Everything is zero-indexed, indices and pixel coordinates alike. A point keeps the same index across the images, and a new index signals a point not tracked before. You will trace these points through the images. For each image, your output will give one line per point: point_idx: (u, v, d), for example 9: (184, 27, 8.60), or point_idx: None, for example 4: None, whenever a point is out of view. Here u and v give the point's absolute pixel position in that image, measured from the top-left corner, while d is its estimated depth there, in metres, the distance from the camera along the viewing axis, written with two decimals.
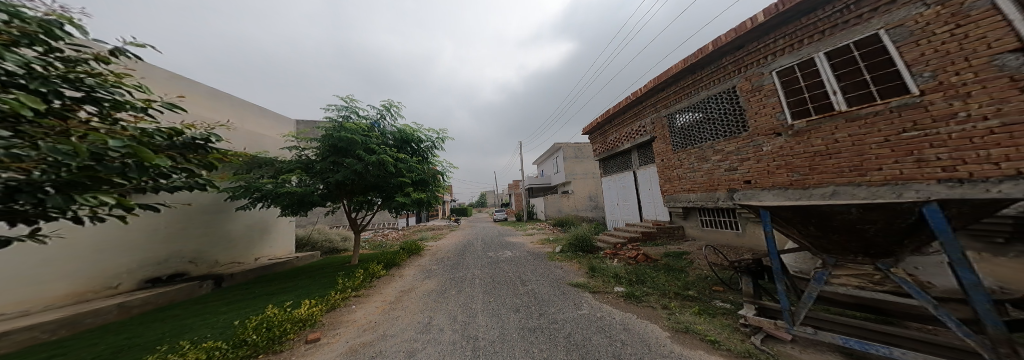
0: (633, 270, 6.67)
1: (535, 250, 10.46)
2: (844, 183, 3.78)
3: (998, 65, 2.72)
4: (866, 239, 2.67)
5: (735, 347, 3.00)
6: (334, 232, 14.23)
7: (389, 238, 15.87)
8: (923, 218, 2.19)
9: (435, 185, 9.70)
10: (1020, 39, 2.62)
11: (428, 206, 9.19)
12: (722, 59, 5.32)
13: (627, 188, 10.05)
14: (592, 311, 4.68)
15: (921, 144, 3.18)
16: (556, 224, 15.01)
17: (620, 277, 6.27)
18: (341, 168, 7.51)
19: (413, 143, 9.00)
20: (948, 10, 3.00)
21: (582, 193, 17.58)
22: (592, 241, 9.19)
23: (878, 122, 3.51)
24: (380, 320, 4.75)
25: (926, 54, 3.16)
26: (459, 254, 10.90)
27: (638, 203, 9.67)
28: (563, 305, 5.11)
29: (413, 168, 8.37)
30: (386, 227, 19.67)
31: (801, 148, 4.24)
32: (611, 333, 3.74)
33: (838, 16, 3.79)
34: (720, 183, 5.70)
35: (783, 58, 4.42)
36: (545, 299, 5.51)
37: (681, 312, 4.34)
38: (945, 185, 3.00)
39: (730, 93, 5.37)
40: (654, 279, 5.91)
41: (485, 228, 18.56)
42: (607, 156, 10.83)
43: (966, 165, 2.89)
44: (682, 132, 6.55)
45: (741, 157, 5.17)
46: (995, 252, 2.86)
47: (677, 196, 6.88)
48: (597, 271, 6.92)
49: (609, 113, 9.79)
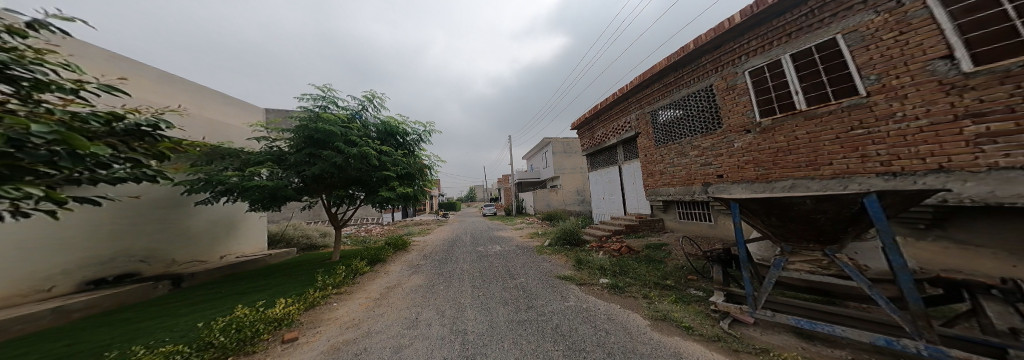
0: (617, 262, 7.09)
1: (523, 244, 10.71)
2: (802, 176, 4.26)
3: (931, 69, 3.10)
4: (817, 228, 3.07)
5: (706, 332, 3.36)
6: (313, 227, 13.69)
7: (374, 233, 15.55)
8: (864, 207, 2.57)
9: (422, 180, 9.57)
10: (948, 48, 3.00)
11: (415, 200, 9.15)
12: (702, 57, 5.65)
13: (613, 183, 10.51)
14: (578, 303, 4.98)
15: (865, 141, 3.63)
16: (545, 218, 15.38)
17: (605, 269, 6.65)
18: (318, 161, 7.30)
19: (398, 137, 8.74)
20: (894, 17, 3.36)
21: (569, 187, 18.00)
22: (579, 234, 9.59)
23: (832, 120, 3.95)
24: (364, 317, 4.75)
25: (873, 59, 3.56)
26: (448, 248, 10.91)
27: (623, 197, 10.15)
28: (551, 297, 5.39)
29: (397, 162, 8.15)
30: (371, 223, 19.21)
31: (767, 144, 4.72)
32: (596, 323, 4.04)
33: (803, 19, 4.16)
34: (696, 177, 6.16)
35: (755, 58, 4.83)
36: (533, 292, 5.75)
37: (660, 301, 4.74)
38: (882, 178, 3.48)
39: (707, 91, 5.75)
40: (635, 270, 6.33)
41: (473, 223, 18.62)
42: (594, 152, 11.20)
43: (899, 160, 3.34)
44: (664, 128, 6.99)
45: (715, 153, 5.62)
46: (919, 237, 3.38)
47: (658, 191, 7.36)
48: (583, 264, 7.27)
49: (597, 109, 10.09)
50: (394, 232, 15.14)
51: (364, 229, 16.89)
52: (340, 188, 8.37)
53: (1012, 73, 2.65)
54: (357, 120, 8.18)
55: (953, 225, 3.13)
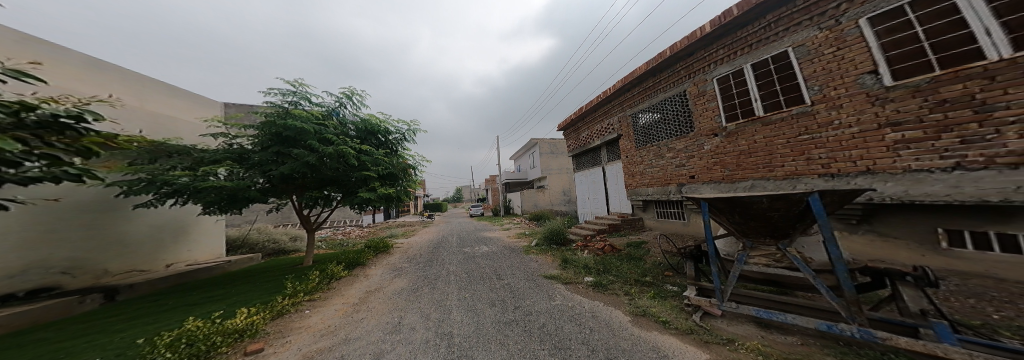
0: (600, 260, 7.21)
1: (510, 245, 10.61)
2: (759, 177, 4.50)
3: (861, 83, 3.38)
4: (772, 225, 3.29)
5: (680, 325, 3.45)
6: (281, 231, 12.61)
7: (355, 236, 14.73)
8: (809, 206, 2.83)
9: (405, 180, 9.05)
10: (874, 64, 3.27)
11: (398, 201, 8.71)
12: (677, 63, 5.86)
13: (597, 183, 10.73)
14: (564, 302, 4.97)
15: (810, 145, 3.88)
16: (531, 218, 15.40)
17: (589, 267, 6.74)
18: (286, 160, 6.60)
19: (380, 135, 8.17)
20: (834, 34, 3.62)
21: (556, 187, 18.16)
22: (563, 233, 9.68)
23: (784, 126, 4.20)
24: (341, 323, 4.38)
25: (817, 72, 3.81)
26: (432, 250, 10.51)
27: (606, 197, 10.38)
28: (537, 297, 5.34)
29: (381, 162, 7.58)
30: (350, 224, 18.19)
31: (731, 147, 4.94)
32: (580, 321, 4.03)
33: (762, 31, 4.40)
34: (672, 178, 6.39)
35: (722, 67, 5.04)
36: (519, 292, 5.66)
37: (640, 296, 4.85)
38: (823, 179, 3.75)
39: (681, 96, 5.96)
40: (617, 268, 6.46)
41: (459, 223, 18.26)
42: (580, 152, 11.39)
43: (837, 163, 3.61)
44: (643, 131, 7.23)
45: (688, 154, 5.84)
46: (851, 231, 3.64)
47: (639, 190, 7.63)
48: (568, 262, 7.33)
49: (581, 111, 10.27)
50: (376, 235, 14.40)
51: (343, 231, 15.96)
52: (313, 189, 7.71)
53: (921, 88, 2.96)
54: (334, 118, 7.62)
55: (878, 221, 3.41)
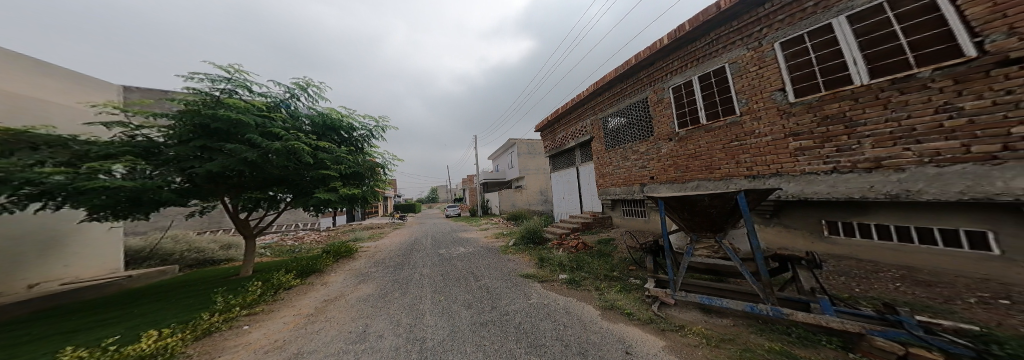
0: (574, 257, 7.69)
1: (488, 245, 10.70)
2: (703, 178, 5.20)
3: (774, 99, 4.12)
4: (712, 220, 3.93)
5: (642, 316, 3.93)
6: (219, 238, 10.97)
7: (308, 241, 13.30)
8: (737, 203, 3.48)
9: (372, 178, 8.39)
10: (782, 83, 4.03)
11: (363, 202, 8.08)
12: (641, 72, 6.52)
13: (571, 183, 11.35)
14: (540, 300, 5.24)
15: (738, 151, 4.61)
16: (509, 218, 15.63)
17: (563, 265, 7.15)
18: (217, 156, 5.31)
19: (342, 131, 7.52)
20: (757, 55, 4.33)
21: (534, 188, 18.65)
22: (539, 232, 10.07)
23: (720, 134, 4.91)
24: (291, 337, 3.96)
25: (744, 87, 4.52)
26: (405, 253, 10.04)
27: (580, 196, 11.02)
28: (514, 296, 5.53)
29: (342, 160, 6.94)
30: (309, 229, 16.52)
31: (682, 151, 5.65)
32: (555, 318, 4.32)
33: (706, 47, 5.08)
34: (636, 179, 7.09)
35: (675, 77, 5.73)
36: (497, 292, 5.79)
37: (608, 290, 5.33)
38: (747, 179, 4.48)
39: (644, 102, 6.66)
40: (589, 265, 6.96)
41: (434, 224, 17.74)
42: (556, 153, 11.93)
43: (757, 166, 4.34)
44: (613, 134, 7.90)
45: (649, 157, 6.54)
46: (766, 223, 4.46)
47: (608, 190, 8.33)
48: (544, 261, 7.68)
49: (558, 113, 10.82)
50: (341, 238, 13.28)
51: (298, 236, 14.37)
52: (255, 190, 6.57)
53: (813, 105, 3.70)
54: (282, 110, 6.72)
55: (786, 216, 4.22)
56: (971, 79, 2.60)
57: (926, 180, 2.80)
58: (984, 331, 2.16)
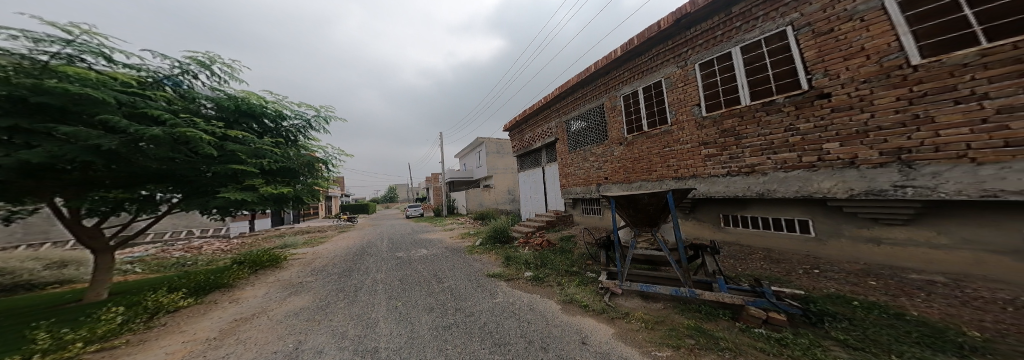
0: (539, 255, 7.87)
1: (453, 245, 10.27)
2: (645, 179, 5.83)
3: (693, 113, 4.80)
4: (650, 216, 4.49)
5: (596, 307, 4.17)
6: (63, 255, 7.93)
7: (214, 252, 10.57)
8: (667, 200, 4.06)
9: (311, 174, 6.69)
10: (696, 99, 4.75)
11: (294, 202, 6.39)
12: (599, 80, 7.02)
13: (537, 183, 11.69)
14: (505, 299, 5.13)
15: (668, 156, 5.28)
16: (477, 217, 15.43)
17: (528, 263, 7.22)
18: (40, 144, 3.29)
19: (264, 120, 5.86)
20: (682, 73, 4.97)
21: (501, 186, 18.72)
22: (507, 231, 10.05)
23: (655, 141, 5.56)
24: None
25: (673, 100, 5.16)
26: (355, 259, 8.78)
27: (545, 196, 11.40)
28: (478, 297, 5.31)
29: (263, 153, 5.31)
30: (218, 236, 13.24)
31: (629, 155, 6.26)
32: (519, 315, 4.27)
33: (647, 62, 5.66)
34: (594, 179, 7.63)
35: (625, 87, 6.28)
36: (461, 293, 5.49)
37: (569, 284, 5.47)
38: (675, 181, 5.16)
39: (600, 109, 7.19)
40: (552, 261, 7.15)
41: (393, 226, 16.29)
42: (523, 153, 12.17)
43: (680, 170, 5.04)
44: (574, 136, 8.35)
45: (604, 159, 7.08)
46: (686, 218, 5.25)
47: (569, 190, 8.81)
48: (510, 259, 7.69)
49: (525, 114, 11.05)
50: (267, 245, 10.96)
51: (188, 248, 11.06)
52: (117, 188, 4.37)
53: (715, 120, 4.46)
54: (165, 88, 4.78)
55: (700, 212, 5.03)
56: (804, 107, 3.45)
57: (778, 183, 3.67)
58: (807, 294, 2.95)
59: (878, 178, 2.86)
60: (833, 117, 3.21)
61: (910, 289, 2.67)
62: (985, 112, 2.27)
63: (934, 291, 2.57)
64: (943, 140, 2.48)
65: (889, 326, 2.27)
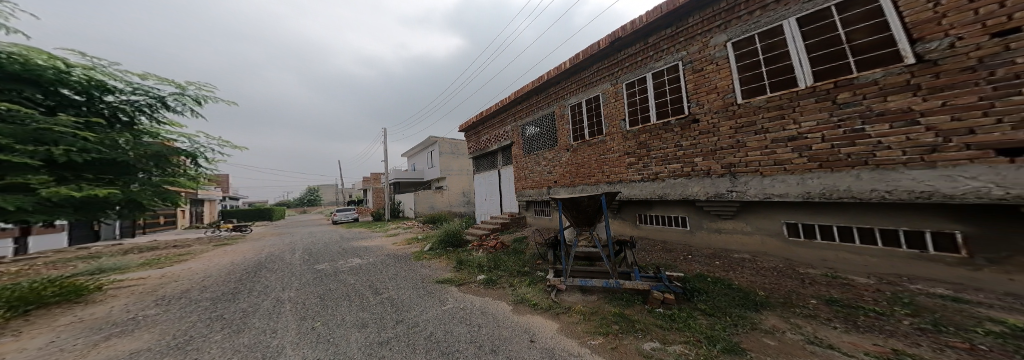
0: (493, 257, 6.84)
1: (397, 252, 8.61)
2: (587, 183, 6.13)
3: (620, 126, 5.27)
4: (589, 216, 4.72)
5: (541, 304, 3.83)
6: None
7: None
8: (602, 201, 4.37)
9: (165, 170, 3.95)
10: (622, 114, 5.26)
11: (139, 210, 3.87)
12: (550, 88, 7.24)
13: (492, 185, 11.30)
14: (456, 304, 4.01)
15: (601, 162, 5.69)
16: (426, 221, 14.06)
17: (481, 265, 6.07)
18: None
19: (66, 90, 3.22)
20: (613, 90, 5.42)
21: (455, 189, 17.89)
22: (461, 234, 8.74)
23: (592, 149, 5.95)
24: None
25: (608, 113, 5.54)
26: (254, 269, 6.55)
27: (500, 198, 11.02)
28: (423, 304, 3.99)
29: (53, 138, 2.91)
30: None
31: (573, 160, 6.57)
32: (469, 320, 3.34)
33: (588, 77, 6.04)
34: (544, 183, 7.75)
35: (571, 97, 6.59)
36: (402, 303, 4.05)
37: (518, 283, 4.84)
38: (608, 185, 5.56)
39: (550, 116, 7.43)
40: (507, 263, 6.20)
41: (309, 235, 13.03)
42: (479, 156, 11.78)
43: (611, 176, 5.47)
44: (529, 140, 8.40)
45: (554, 163, 7.25)
46: (615, 216, 5.76)
47: (524, 191, 8.82)
48: (462, 263, 6.32)
49: (482, 115, 10.78)
50: (60, 273, 6.77)
51: None
52: None
53: (631, 134, 5.04)
54: None
55: (624, 211, 5.58)
56: (682, 128, 4.20)
57: (672, 188, 4.32)
58: (685, 276, 3.58)
59: (718, 185, 3.73)
60: (700, 137, 3.93)
61: (733, 265, 3.61)
62: (770, 141, 3.25)
63: (743, 266, 3.55)
64: (751, 159, 3.43)
65: (724, 294, 3.02)
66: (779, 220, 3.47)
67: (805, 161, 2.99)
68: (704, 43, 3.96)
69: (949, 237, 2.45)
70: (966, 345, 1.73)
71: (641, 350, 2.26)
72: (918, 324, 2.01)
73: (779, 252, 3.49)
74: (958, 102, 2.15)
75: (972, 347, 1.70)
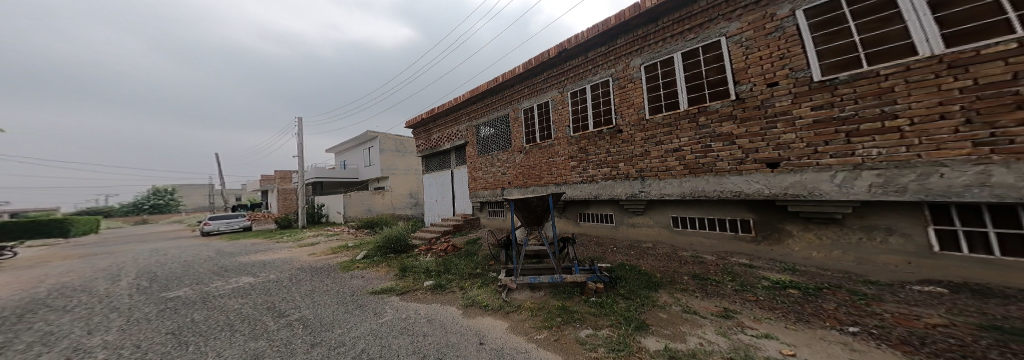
0: (442, 261, 5.66)
1: (312, 263, 6.50)
2: (538, 185, 5.96)
3: (567, 132, 5.31)
4: (537, 214, 4.40)
5: (492, 303, 3.35)
6: None
7: None
8: (549, 200, 4.08)
9: None
10: (568, 121, 5.31)
11: None
12: (503, 91, 6.83)
13: (443, 185, 9.72)
14: (394, 315, 3.23)
15: (548, 162, 5.69)
16: (364, 224, 12.12)
17: (429, 270, 5.03)
18: None
19: None
20: (562, 98, 5.44)
21: (399, 190, 16.27)
22: (406, 238, 7.01)
23: (540, 153, 5.87)
24: None
25: (557, 118, 5.52)
26: (41, 304, 3.99)
27: (452, 198, 9.45)
28: (350, 320, 3.05)
29: None
30: None
31: (524, 162, 6.36)
32: (411, 331, 2.70)
33: (539, 83, 5.90)
34: (498, 184, 7.31)
35: (525, 100, 6.33)
36: (319, 321, 3.05)
37: (469, 286, 4.11)
38: (555, 186, 5.55)
39: (504, 118, 7.03)
40: (458, 265, 5.26)
41: (173, 249, 9.33)
42: (428, 155, 10.29)
43: (559, 177, 5.46)
44: (484, 141, 7.74)
45: (507, 165, 6.87)
46: (561, 213, 5.81)
47: (478, 193, 8.14)
48: (405, 270, 5.11)
49: (432, 111, 9.44)
50: None
51: None
52: None
53: (572, 140, 5.22)
54: None
55: (565, 208, 5.71)
56: (606, 137, 4.62)
57: (604, 189, 4.63)
58: (616, 265, 3.74)
59: (633, 185, 4.24)
60: (623, 146, 4.36)
61: (660, 255, 3.87)
62: (663, 152, 3.89)
63: (649, 251, 4.06)
64: (653, 165, 4.01)
65: (639, 278, 3.30)
66: (665, 214, 4.16)
67: (682, 168, 3.69)
68: (626, 64, 4.38)
69: (746, 222, 3.45)
70: (755, 298, 2.54)
71: (577, 339, 2.19)
72: (734, 286, 2.79)
73: (670, 241, 4.14)
74: (751, 130, 3.12)
75: (756, 297, 2.54)
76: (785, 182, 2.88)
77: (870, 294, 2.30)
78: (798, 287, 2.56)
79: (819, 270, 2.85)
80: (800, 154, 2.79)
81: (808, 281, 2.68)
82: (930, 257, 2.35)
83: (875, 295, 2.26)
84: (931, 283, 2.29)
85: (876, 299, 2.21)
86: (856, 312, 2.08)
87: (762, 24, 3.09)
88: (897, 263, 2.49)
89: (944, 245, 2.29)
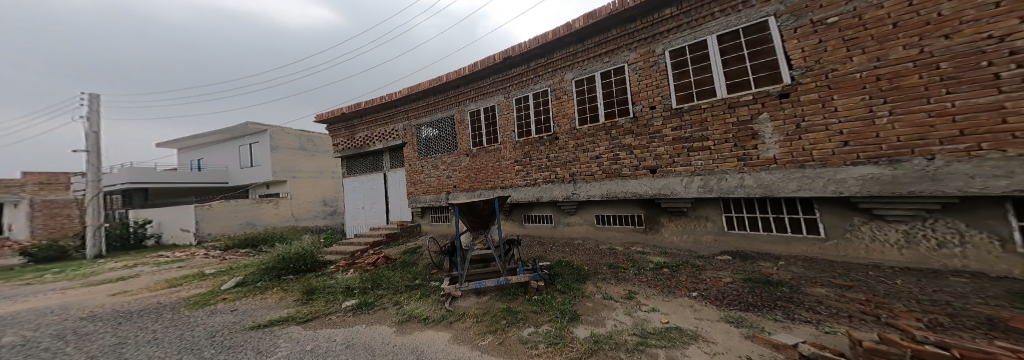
0: (370, 275, 4.00)
1: (125, 302, 3.80)
2: (486, 187, 5.07)
3: (512, 135, 4.69)
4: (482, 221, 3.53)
5: (432, 313, 2.50)
6: None
7: None
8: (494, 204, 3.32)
9: None
10: (513, 129, 4.69)
11: None
12: (449, 90, 5.55)
13: (376, 189, 7.45)
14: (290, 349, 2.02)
15: (490, 162, 4.99)
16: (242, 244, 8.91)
17: (350, 288, 3.52)
18: None
19: None
20: (508, 102, 4.75)
21: (305, 196, 12.94)
22: (315, 253, 4.87)
23: (484, 155, 5.08)
24: None
25: (506, 122, 4.77)
26: None
27: (387, 203, 7.30)
28: None
29: None
30: None
31: (470, 165, 5.33)
32: None
33: (486, 86, 5.03)
34: (444, 188, 5.85)
35: (471, 103, 5.30)
36: None
37: (407, 297, 3.03)
38: (497, 189, 4.87)
39: (448, 120, 5.71)
40: (390, 277, 3.80)
41: None
42: (353, 155, 7.78)
43: (501, 176, 4.82)
44: (424, 144, 6.16)
45: (454, 168, 5.60)
46: (506, 216, 5.07)
47: (418, 197, 6.35)
48: (317, 291, 3.48)
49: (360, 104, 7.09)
50: None
51: None
52: None
53: (510, 143, 4.70)
54: None
55: (509, 211, 5.03)
56: (533, 142, 4.40)
57: (544, 190, 4.26)
58: (554, 262, 3.38)
59: (565, 188, 4.05)
60: (560, 152, 4.10)
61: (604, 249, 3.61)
62: (588, 158, 3.83)
63: (583, 248, 3.79)
64: (581, 169, 3.89)
65: (564, 271, 3.04)
66: (589, 212, 4.11)
67: (600, 174, 3.71)
68: (560, 78, 4.13)
69: (637, 216, 3.72)
70: (644, 278, 2.69)
71: (519, 338, 1.81)
72: (640, 269, 2.86)
73: (594, 234, 4.08)
74: (637, 143, 3.39)
75: (647, 277, 2.65)
76: (657, 188, 3.24)
77: (697, 264, 2.83)
78: (666, 265, 2.86)
79: (678, 248, 3.30)
80: (659, 163, 3.23)
81: (669, 259, 3.06)
82: (722, 234, 3.07)
83: (702, 265, 2.77)
84: (721, 253, 3.02)
85: (701, 267, 2.73)
86: (694, 280, 2.48)
87: (648, 58, 3.33)
88: (707, 241, 3.16)
89: (729, 225, 3.03)
